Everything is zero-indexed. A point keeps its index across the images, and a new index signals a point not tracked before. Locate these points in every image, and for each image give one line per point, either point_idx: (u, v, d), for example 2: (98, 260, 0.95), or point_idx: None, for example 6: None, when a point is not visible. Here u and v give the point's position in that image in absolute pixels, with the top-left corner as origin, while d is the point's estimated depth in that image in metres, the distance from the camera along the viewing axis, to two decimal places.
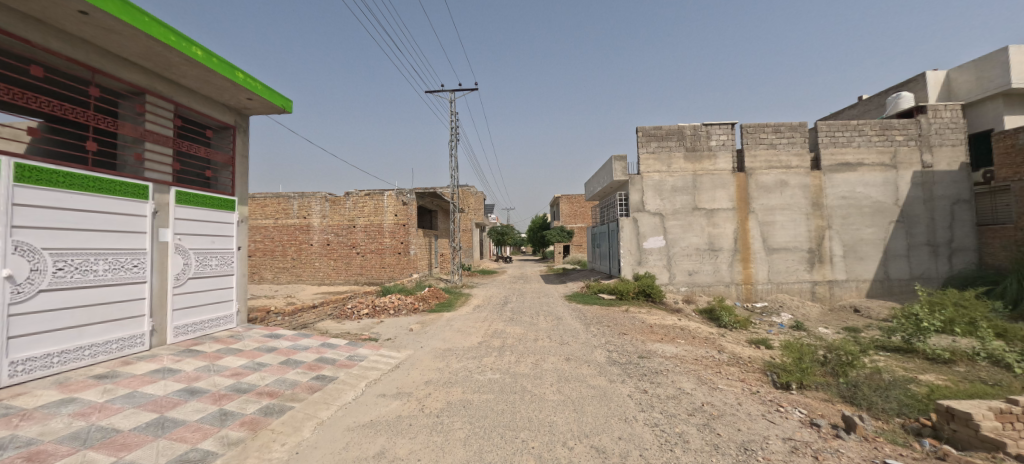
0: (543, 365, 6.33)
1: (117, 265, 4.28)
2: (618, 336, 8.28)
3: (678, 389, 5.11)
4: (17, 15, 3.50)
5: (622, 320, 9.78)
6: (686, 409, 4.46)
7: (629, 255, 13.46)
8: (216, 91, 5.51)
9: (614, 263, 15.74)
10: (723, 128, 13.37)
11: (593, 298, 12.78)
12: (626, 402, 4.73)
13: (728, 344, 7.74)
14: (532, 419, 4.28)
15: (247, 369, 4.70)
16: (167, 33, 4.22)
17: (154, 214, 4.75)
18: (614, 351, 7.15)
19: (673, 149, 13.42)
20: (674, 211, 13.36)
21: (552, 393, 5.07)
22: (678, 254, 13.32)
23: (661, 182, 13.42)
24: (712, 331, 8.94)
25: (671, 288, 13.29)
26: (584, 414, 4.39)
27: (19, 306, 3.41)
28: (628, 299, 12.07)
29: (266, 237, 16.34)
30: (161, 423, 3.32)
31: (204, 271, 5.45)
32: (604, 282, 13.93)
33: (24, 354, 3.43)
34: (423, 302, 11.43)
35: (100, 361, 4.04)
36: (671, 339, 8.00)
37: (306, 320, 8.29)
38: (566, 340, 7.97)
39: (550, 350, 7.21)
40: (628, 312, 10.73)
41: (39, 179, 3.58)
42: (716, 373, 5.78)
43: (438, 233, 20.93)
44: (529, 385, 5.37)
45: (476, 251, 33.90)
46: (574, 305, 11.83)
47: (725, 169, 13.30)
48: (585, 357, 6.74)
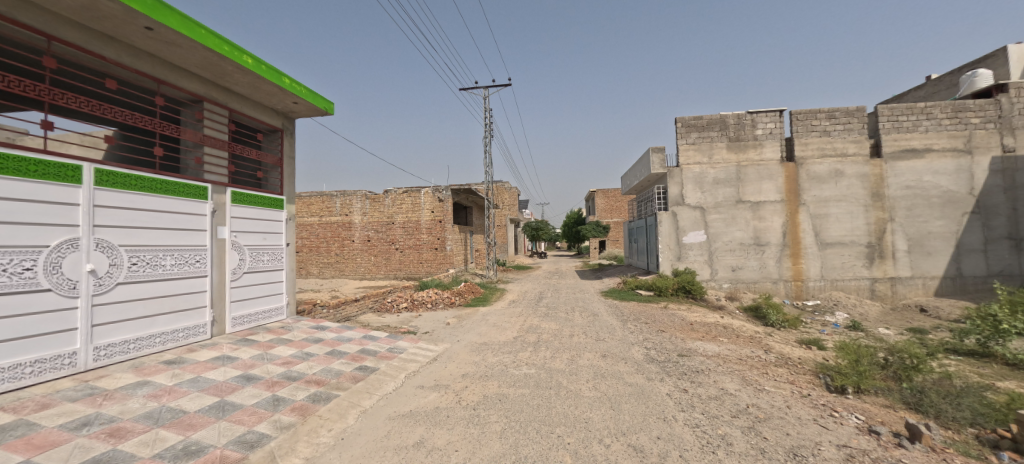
0: (579, 361, 6.23)
1: (181, 261, 4.64)
2: (656, 333, 8.00)
3: (720, 390, 4.84)
4: (93, 33, 3.82)
5: (660, 317, 9.44)
6: (729, 410, 4.21)
7: (668, 250, 12.94)
8: (265, 96, 5.83)
9: (652, 258, 15.23)
10: (770, 115, 12.52)
11: (630, 294, 12.42)
12: (664, 402, 4.53)
13: (776, 344, 7.25)
14: (568, 415, 4.22)
15: (296, 358, 4.97)
16: (221, 44, 4.49)
17: (213, 213, 5.11)
18: (651, 348, 6.92)
19: (715, 139, 12.71)
20: (716, 204, 12.67)
21: (587, 390, 4.97)
22: (720, 248, 12.63)
23: (702, 174, 12.74)
24: (758, 330, 8.43)
25: (713, 285, 12.65)
26: (621, 412, 4.27)
27: (102, 297, 3.78)
28: (667, 295, 11.63)
29: (312, 234, 17.26)
30: (222, 407, 3.58)
31: (257, 265, 5.82)
32: (641, 279, 13.51)
33: (105, 340, 3.80)
34: (459, 297, 11.62)
35: (168, 348, 4.42)
36: (713, 338, 7.61)
37: (348, 313, 8.68)
38: (602, 336, 7.82)
39: (585, 346, 7.10)
40: (667, 309, 10.34)
41: (115, 182, 3.93)
42: (763, 374, 5.42)
43: (473, 229, 21.17)
44: (564, 381, 5.30)
45: (510, 246, 34.02)
46: (610, 301, 11.58)
47: (772, 159, 12.44)
48: (622, 355, 6.56)
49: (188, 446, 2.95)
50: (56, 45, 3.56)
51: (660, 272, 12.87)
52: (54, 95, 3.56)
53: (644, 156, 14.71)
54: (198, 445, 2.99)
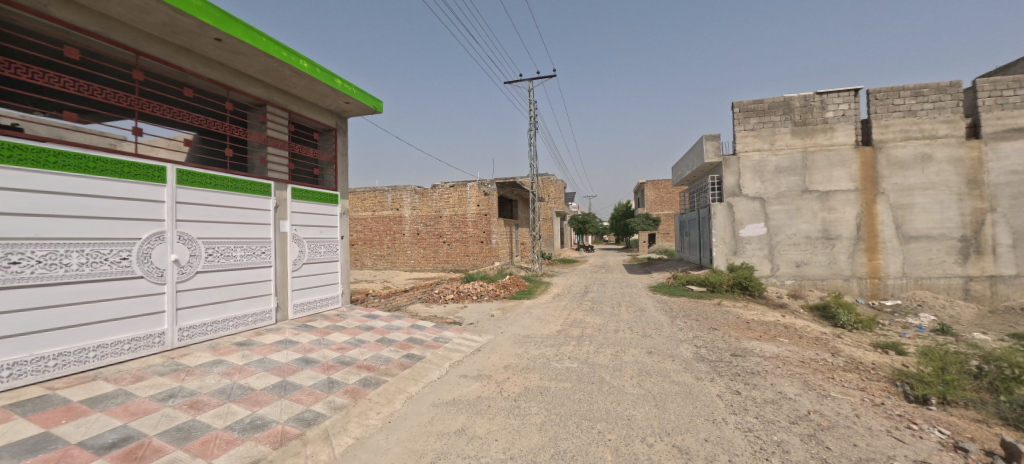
0: (624, 357, 6.06)
1: (249, 252, 5.09)
2: (707, 331, 7.59)
3: (778, 394, 4.49)
4: (173, 47, 4.24)
5: (712, 314, 8.94)
6: (787, 416, 3.89)
7: (722, 244, 12.15)
8: (320, 98, 6.20)
9: (704, 252, 14.45)
10: (843, 95, 11.29)
11: (680, 289, 11.84)
12: (715, 403, 4.27)
13: (845, 347, 6.61)
14: (609, 411, 4.12)
15: (349, 345, 5.30)
16: (280, 50, 4.82)
17: (276, 208, 5.54)
18: (702, 346, 6.56)
19: (778, 124, 11.68)
20: (778, 194, 11.65)
21: (631, 386, 4.83)
22: (782, 242, 11.65)
23: (762, 162, 11.77)
24: (825, 331, 7.72)
25: (774, 282, 11.72)
26: (667, 411, 4.09)
27: (184, 283, 4.23)
28: (720, 291, 10.96)
29: (366, 228, 18.24)
30: (284, 386, 3.91)
31: (315, 257, 6.24)
32: (692, 274, 12.85)
33: (188, 322, 4.26)
34: (504, 289, 11.76)
35: (240, 331, 4.89)
36: (772, 338, 7.07)
37: (398, 303, 9.12)
38: (649, 333, 7.55)
39: (631, 342, 6.89)
40: (720, 306, 9.76)
41: (193, 181, 4.37)
42: (829, 379, 4.95)
43: (519, 222, 21.28)
44: (608, 376, 5.18)
45: (556, 239, 33.82)
46: (659, 297, 11.14)
47: (845, 144, 11.21)
48: (670, 352, 6.29)
49: (255, 420, 3.26)
50: (143, 60, 3.99)
51: (714, 267, 12.15)
52: (143, 105, 4.01)
53: (697, 144, 13.88)
54: (263, 419, 3.30)
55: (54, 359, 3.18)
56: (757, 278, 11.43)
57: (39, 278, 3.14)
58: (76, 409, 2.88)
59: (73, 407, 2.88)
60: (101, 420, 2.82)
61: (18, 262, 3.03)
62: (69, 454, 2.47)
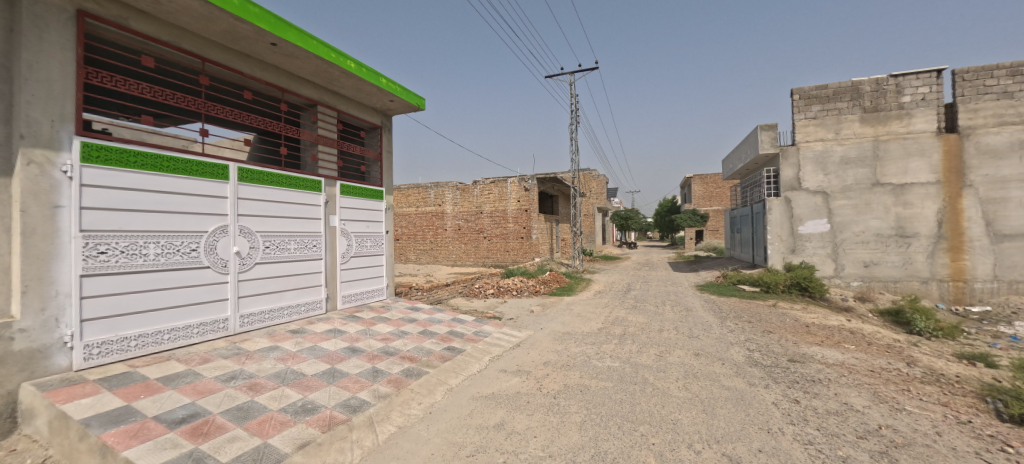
0: (669, 358, 5.75)
1: (302, 245, 5.37)
2: (761, 334, 7.03)
3: (843, 405, 4.03)
4: (235, 53, 4.53)
5: (767, 316, 8.26)
6: (854, 430, 3.47)
7: (778, 241, 11.18)
8: (367, 96, 6.40)
9: (758, 250, 13.44)
10: (923, 77, 10.02)
11: (731, 289, 11.06)
12: (771, 413, 3.90)
13: (923, 356, 5.86)
14: (652, 414, 3.91)
15: (393, 336, 5.46)
16: (329, 52, 5.01)
17: (326, 203, 5.81)
18: (755, 350, 6.07)
19: (845, 111, 10.53)
20: (845, 188, 10.51)
21: (677, 389, 4.55)
22: (847, 241, 10.51)
23: (826, 152, 10.67)
24: (899, 339, 6.87)
25: (838, 283, 10.63)
26: (716, 417, 3.80)
27: (245, 274, 4.53)
28: (776, 292, 10.11)
29: (410, 223, 18.82)
30: (333, 373, 4.09)
31: (362, 250, 6.49)
32: (745, 273, 11.96)
33: (249, 310, 4.57)
34: (544, 285, 11.64)
35: (294, 319, 5.18)
36: (836, 343, 6.43)
37: (440, 296, 9.30)
38: (696, 333, 7.12)
39: (677, 343, 6.54)
40: (775, 308, 9.00)
41: (253, 178, 4.67)
42: (904, 391, 4.36)
43: (559, 218, 20.99)
44: (649, 378, 4.93)
45: (597, 236, 33.08)
46: (707, 297, 10.48)
47: (926, 131, 9.93)
48: (719, 355, 5.88)
49: (305, 404, 3.43)
50: (209, 66, 4.29)
51: (768, 265, 11.25)
52: (208, 108, 4.31)
53: (751, 134, 12.89)
54: (313, 404, 3.46)
55: (136, 339, 3.52)
56: (819, 279, 10.42)
57: (122, 266, 3.44)
58: (152, 386, 3.16)
59: (150, 384, 3.18)
60: (173, 397, 3.09)
61: (104, 252, 3.32)
62: (146, 426, 2.72)
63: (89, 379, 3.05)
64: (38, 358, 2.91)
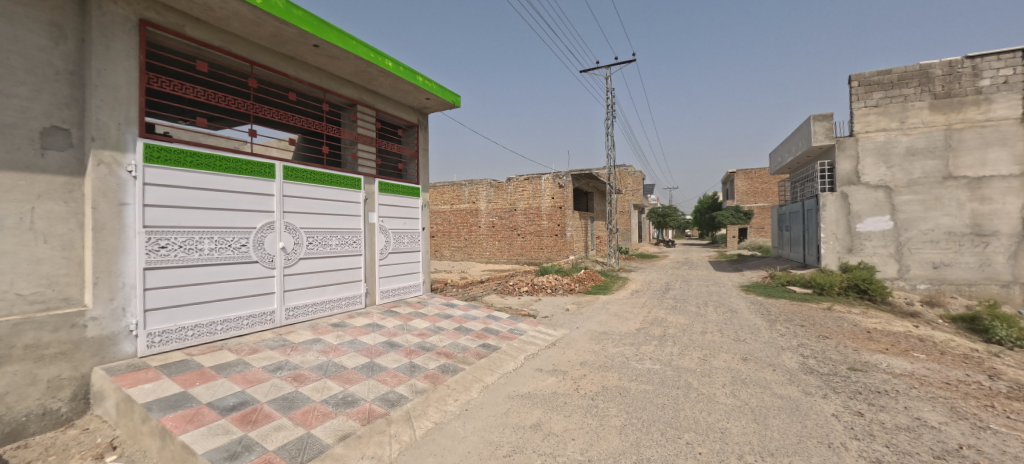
0: (714, 362, 5.37)
1: (343, 242, 5.52)
2: (816, 338, 6.41)
3: (915, 420, 3.54)
4: (280, 56, 4.71)
5: (822, 320, 7.55)
6: (932, 449, 3.04)
7: (833, 240, 10.24)
8: (404, 95, 6.47)
9: (810, 249, 12.41)
10: (1004, 58, 9.02)
11: (780, 290, 10.26)
12: (832, 426, 3.48)
13: (1010, 368, 5.14)
14: (698, 421, 3.62)
15: (430, 331, 5.49)
16: (368, 52, 5.09)
17: (365, 201, 5.94)
18: (810, 357, 5.52)
19: (912, 98, 9.52)
20: (911, 182, 9.46)
21: (724, 396, 4.21)
22: (914, 239, 9.45)
23: (890, 143, 9.66)
24: (978, 348, 6.04)
25: (902, 286, 9.59)
26: (768, 428, 3.45)
27: (290, 269, 4.71)
28: (830, 295, 9.25)
29: (445, 220, 19.08)
30: (372, 366, 4.15)
31: (399, 246, 6.59)
32: (795, 273, 11.07)
33: (293, 303, 4.74)
34: (579, 284, 11.38)
35: (335, 313, 5.33)
36: (905, 351, 5.73)
37: (475, 293, 9.30)
38: (743, 337, 6.62)
39: (722, 346, 6.10)
40: (831, 311, 8.21)
41: (298, 177, 4.84)
42: (989, 407, 3.79)
43: (594, 215, 20.52)
44: (694, 382, 4.61)
45: (634, 233, 32.03)
46: (754, 298, 9.76)
47: (1007, 118, 8.92)
48: (769, 360, 5.40)
49: (346, 397, 3.49)
50: (256, 69, 4.47)
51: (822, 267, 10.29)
52: (257, 109, 4.50)
53: (804, 124, 11.90)
54: (353, 396, 3.51)
55: (192, 329, 3.73)
56: (881, 281, 9.44)
57: (180, 260, 3.65)
58: (206, 374, 3.33)
59: (204, 372, 3.35)
60: (224, 385, 3.23)
61: (165, 246, 3.55)
62: (201, 412, 2.85)
63: (151, 365, 3.26)
64: (108, 344, 3.14)
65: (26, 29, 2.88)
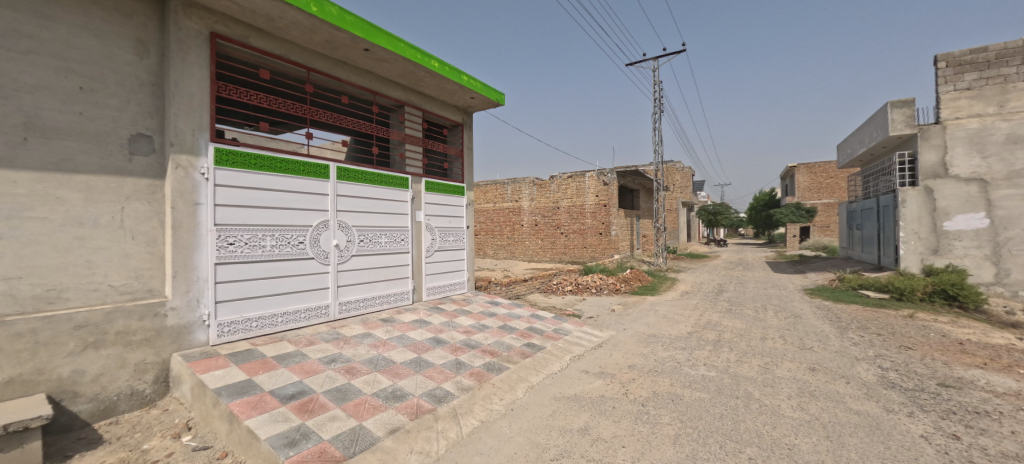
0: (777, 371, 4.84)
1: (392, 239, 5.66)
2: (896, 349, 5.59)
3: None
4: (334, 61, 4.90)
5: (903, 329, 6.59)
6: None
7: (914, 240, 9.19)
8: (449, 95, 6.52)
9: (886, 250, 11.00)
10: None
11: (851, 294, 9.21)
12: (921, 449, 2.97)
13: None
14: (760, 435, 3.26)
15: (475, 329, 5.48)
16: (415, 53, 5.18)
17: (412, 200, 6.06)
18: (891, 369, 4.81)
19: (1013, 78, 8.50)
20: (1013, 174, 8.26)
21: (790, 409, 3.75)
22: (1015, 240, 8.20)
23: (986, 130, 8.53)
24: None
25: (1000, 293, 8.31)
26: (844, 447, 3.02)
27: (343, 265, 4.91)
28: (912, 301, 8.15)
29: (488, 219, 19.22)
30: (419, 362, 4.19)
31: (445, 245, 6.67)
32: (870, 276, 9.90)
33: (346, 298, 4.93)
34: (626, 284, 10.93)
35: (384, 308, 5.48)
36: (1011, 367, 4.85)
37: (518, 291, 9.24)
38: (809, 344, 5.93)
39: (786, 354, 5.51)
40: (913, 318, 7.20)
41: (350, 177, 5.03)
42: None
43: (641, 213, 19.70)
44: (754, 392, 4.17)
45: (682, 231, 30.36)
46: (821, 302, 8.81)
47: None
48: (842, 372, 4.78)
49: (395, 391, 3.54)
50: (312, 75, 4.69)
51: (900, 269, 9.29)
52: (312, 113, 4.72)
53: (880, 112, 10.86)
54: (402, 391, 3.56)
55: (256, 321, 3.98)
56: (975, 286, 8.17)
57: (246, 256, 3.91)
58: (269, 363, 3.52)
59: (267, 362, 3.54)
60: (285, 375, 3.40)
61: (233, 243, 3.80)
62: (263, 399, 3.01)
63: (221, 354, 3.51)
64: (184, 333, 3.42)
65: (116, 47, 3.20)
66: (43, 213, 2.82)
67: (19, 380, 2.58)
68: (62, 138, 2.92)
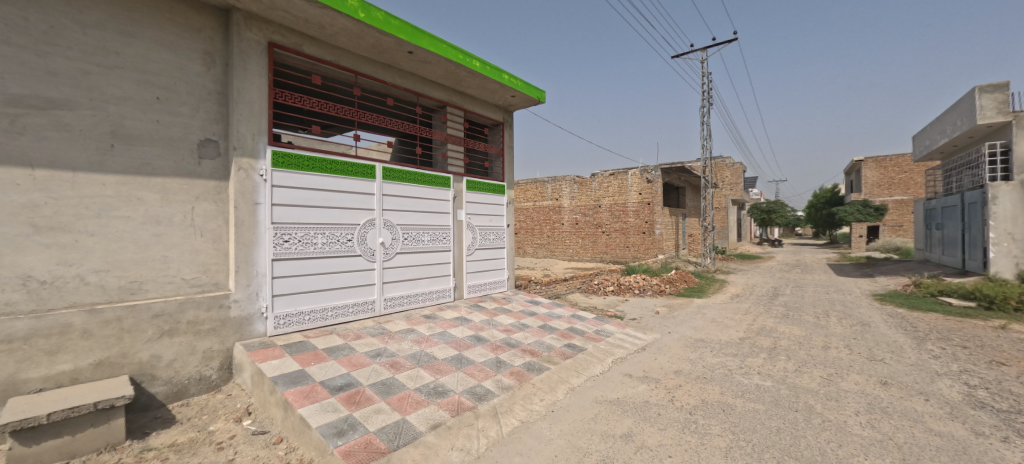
0: (842, 383, 4.36)
1: (435, 238, 5.76)
2: (986, 365, 4.83)
3: None
4: (379, 65, 5.06)
5: (996, 342, 5.72)
6: None
7: (1007, 241, 8.39)
8: (490, 94, 6.53)
9: (972, 252, 9.67)
10: None
11: (928, 301, 8.21)
12: None
13: None
14: (824, 453, 2.93)
15: (515, 328, 5.44)
16: (457, 54, 5.22)
17: (453, 199, 6.13)
18: (981, 387, 4.17)
19: None
20: None
21: (859, 426, 3.35)
22: None
23: None
24: None
25: None
26: None
27: (388, 262, 5.06)
28: (1003, 310, 7.08)
29: (528, 218, 19.16)
30: (460, 359, 4.22)
31: (485, 243, 6.70)
32: (952, 281, 8.78)
33: (390, 294, 5.08)
34: (671, 285, 10.43)
35: (427, 305, 5.59)
36: None
37: (558, 291, 9.09)
38: (880, 356, 5.31)
39: (853, 365, 4.96)
40: (1007, 330, 6.23)
41: (394, 177, 5.16)
42: None
43: (687, 212, 18.77)
44: (817, 406, 3.78)
45: (733, 231, 28.53)
46: (893, 309, 7.89)
47: None
48: (920, 387, 4.21)
49: (436, 387, 3.58)
50: (360, 79, 4.87)
51: (990, 274, 8.47)
52: (359, 115, 4.89)
53: (965, 98, 9.62)
54: (443, 387, 3.59)
55: (309, 314, 4.19)
56: None
57: (300, 253, 4.13)
58: (319, 355, 3.69)
59: (318, 354, 3.72)
60: (334, 367, 3.55)
61: (288, 240, 4.03)
62: (314, 389, 3.15)
63: (277, 344, 3.73)
64: (245, 324, 3.67)
65: (187, 59, 3.48)
66: (126, 213, 3.13)
67: (107, 362, 2.89)
68: (142, 144, 3.23)
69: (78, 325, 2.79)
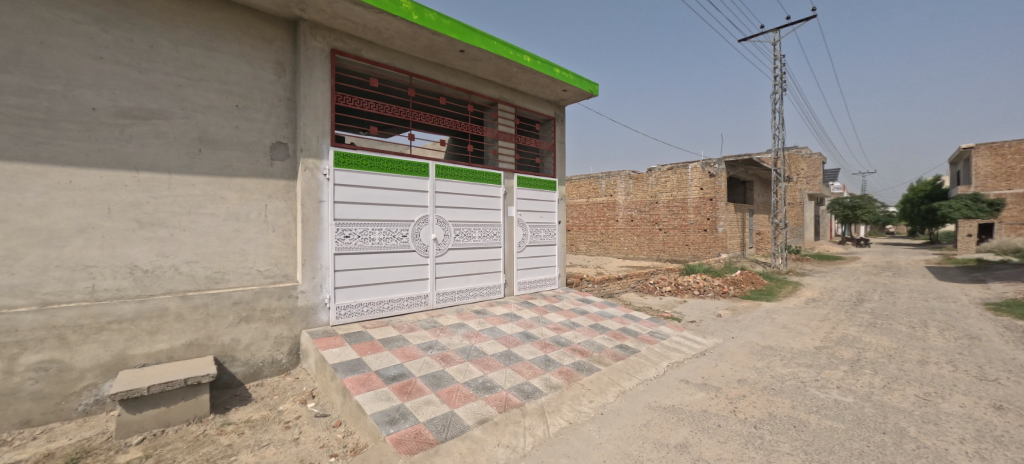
0: (945, 405, 3.72)
1: (485, 234, 5.82)
2: None
3: None
4: (433, 65, 5.18)
5: None
6: None
7: None
8: (541, 89, 6.43)
9: None
10: None
11: None
12: None
13: None
14: None
15: (565, 326, 5.34)
16: (507, 50, 5.19)
17: (504, 195, 6.13)
18: None
19: None
20: None
21: (965, 457, 2.82)
22: None
23: None
24: None
25: None
26: None
27: (441, 258, 5.20)
28: None
29: (581, 214, 18.81)
30: (509, 356, 4.22)
31: (536, 240, 6.64)
32: None
33: (443, 289, 5.22)
34: (735, 287, 9.64)
35: (477, 300, 5.67)
36: None
37: (611, 290, 8.78)
38: (997, 375, 4.45)
39: (960, 385, 4.22)
40: None
41: (447, 174, 5.27)
42: None
43: (755, 208, 17.25)
44: (911, 429, 3.25)
45: (810, 229, 25.75)
46: (1012, 322, 6.63)
47: None
48: None
49: (485, 382, 3.61)
50: (414, 79, 5.02)
51: None
52: (414, 115, 5.05)
53: None
54: (491, 383, 3.60)
55: (368, 306, 4.44)
56: None
57: (360, 248, 4.37)
58: (376, 345, 3.89)
59: (375, 344, 3.92)
60: (389, 357, 3.71)
61: (348, 236, 4.28)
62: (370, 378, 3.31)
63: (339, 334, 3.98)
64: (311, 313, 3.97)
65: (261, 69, 3.81)
66: (212, 210, 3.51)
67: (196, 343, 3.28)
68: (224, 148, 3.59)
69: (173, 309, 3.18)
